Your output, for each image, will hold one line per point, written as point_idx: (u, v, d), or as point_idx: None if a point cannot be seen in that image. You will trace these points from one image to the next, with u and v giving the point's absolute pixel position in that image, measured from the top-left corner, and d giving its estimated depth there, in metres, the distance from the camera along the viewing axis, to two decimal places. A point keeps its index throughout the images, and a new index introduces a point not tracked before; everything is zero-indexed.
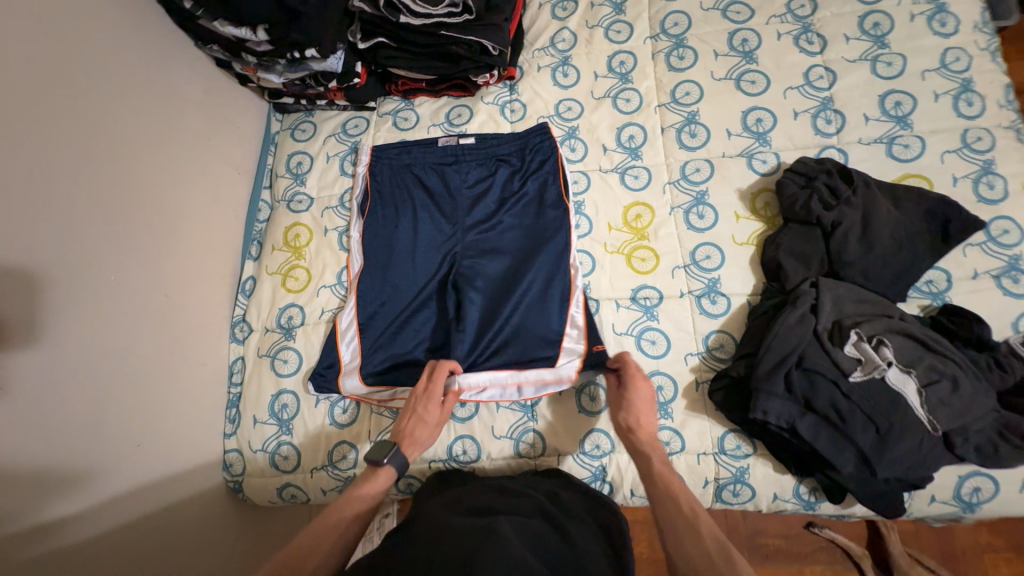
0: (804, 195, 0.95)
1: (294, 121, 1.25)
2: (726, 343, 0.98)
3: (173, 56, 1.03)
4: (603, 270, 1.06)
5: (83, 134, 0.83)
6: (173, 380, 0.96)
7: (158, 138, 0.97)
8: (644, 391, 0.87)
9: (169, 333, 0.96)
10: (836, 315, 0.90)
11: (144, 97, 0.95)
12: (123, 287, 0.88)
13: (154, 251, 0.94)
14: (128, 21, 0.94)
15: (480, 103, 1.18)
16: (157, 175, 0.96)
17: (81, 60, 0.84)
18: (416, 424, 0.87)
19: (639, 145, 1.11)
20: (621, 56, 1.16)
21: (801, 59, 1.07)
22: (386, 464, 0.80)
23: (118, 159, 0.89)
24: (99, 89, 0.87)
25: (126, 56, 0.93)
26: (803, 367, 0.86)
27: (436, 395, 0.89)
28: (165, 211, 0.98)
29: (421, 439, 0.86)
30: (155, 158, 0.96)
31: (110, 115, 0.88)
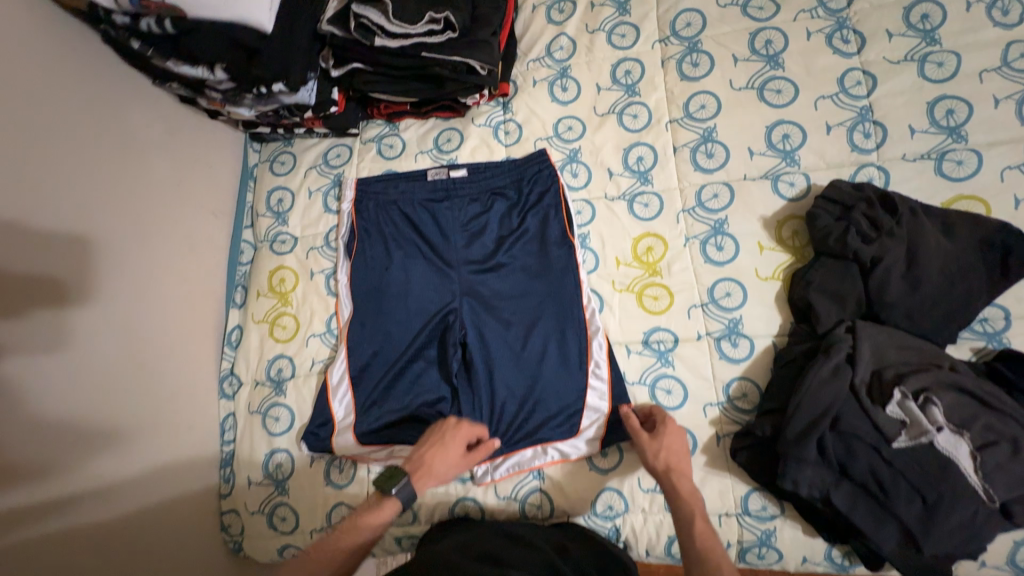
0: (839, 228, 0.84)
1: (272, 151, 1.16)
2: (749, 391, 0.89)
3: (131, 98, 0.93)
4: (612, 311, 0.97)
5: (33, 204, 0.76)
6: (159, 450, 0.92)
7: (121, 193, 0.89)
8: (675, 433, 0.83)
9: (148, 403, 0.91)
10: (875, 364, 0.80)
11: (102, 150, 0.87)
12: (93, 364, 0.82)
13: (126, 318, 0.88)
14: (76, 65, 0.84)
15: (471, 125, 1.07)
16: (123, 236, 0.89)
17: (24, 119, 0.75)
18: (437, 451, 0.84)
19: (648, 168, 0.99)
20: (627, 64, 1.03)
21: (835, 61, 0.93)
22: (393, 498, 0.77)
23: (76, 226, 0.81)
24: (48, 149, 0.78)
25: (77, 105, 0.84)
26: (838, 430, 0.76)
27: (465, 436, 0.86)
28: (135, 273, 0.90)
29: (434, 477, 0.82)
30: (119, 217, 0.88)
31: (62, 178, 0.80)
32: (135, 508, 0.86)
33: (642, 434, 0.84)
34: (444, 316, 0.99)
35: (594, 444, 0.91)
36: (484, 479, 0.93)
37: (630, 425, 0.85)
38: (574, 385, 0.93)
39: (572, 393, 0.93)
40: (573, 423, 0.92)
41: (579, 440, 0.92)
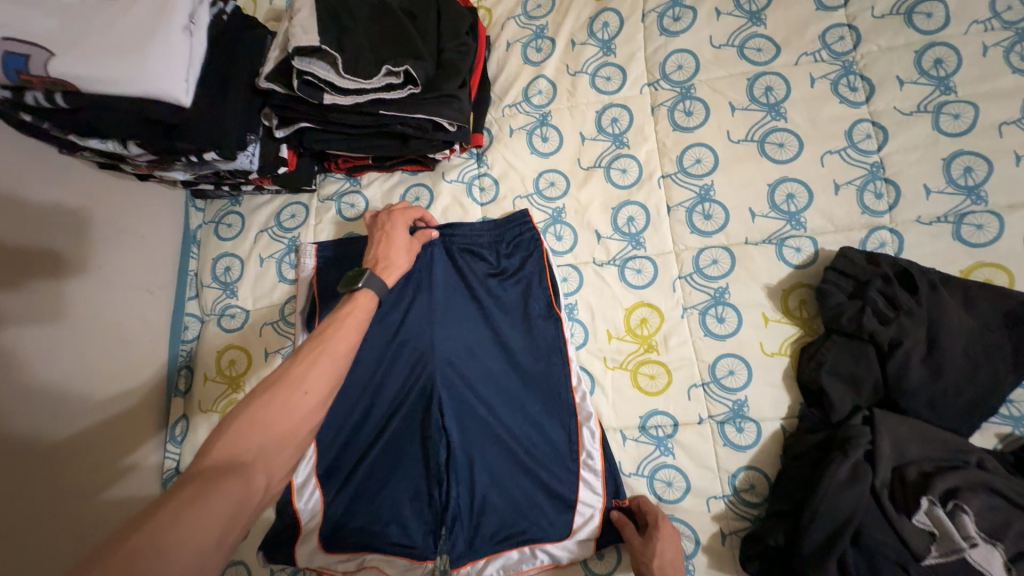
0: (853, 308, 0.76)
1: (217, 211, 1.02)
2: (757, 483, 0.81)
3: (33, 175, 0.80)
4: (604, 392, 0.87)
5: None
6: (73, 500, 0.78)
7: (26, 292, 0.76)
8: (666, 536, 0.74)
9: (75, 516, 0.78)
10: (896, 460, 0.72)
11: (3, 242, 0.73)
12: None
13: (42, 438, 0.75)
14: None
15: (442, 181, 0.96)
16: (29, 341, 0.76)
17: None
18: (387, 246, 0.83)
19: (640, 230, 0.89)
20: (613, 111, 0.93)
21: (842, 112, 0.84)
22: (363, 290, 0.72)
23: None
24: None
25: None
26: (858, 542, 0.69)
27: (401, 220, 0.86)
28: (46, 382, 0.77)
29: (396, 261, 0.81)
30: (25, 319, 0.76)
31: None
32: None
33: (635, 541, 0.76)
34: (417, 399, 0.88)
35: (590, 546, 0.82)
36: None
37: (622, 533, 0.77)
38: (566, 484, 0.83)
39: (562, 494, 0.83)
40: (564, 524, 0.82)
41: (573, 542, 0.82)
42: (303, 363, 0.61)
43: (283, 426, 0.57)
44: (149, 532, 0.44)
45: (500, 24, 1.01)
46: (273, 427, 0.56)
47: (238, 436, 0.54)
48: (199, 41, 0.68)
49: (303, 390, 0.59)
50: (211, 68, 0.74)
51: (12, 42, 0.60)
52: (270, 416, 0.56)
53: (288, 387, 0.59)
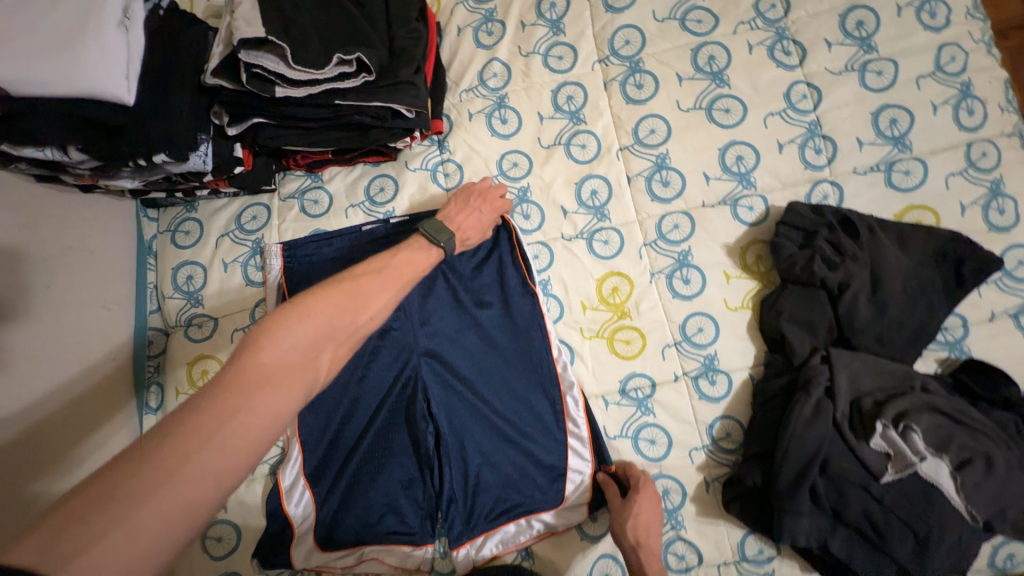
0: (804, 256, 0.81)
1: (172, 219, 0.98)
2: (733, 431, 0.86)
3: None
4: (584, 361, 0.90)
5: None
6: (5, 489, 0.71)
7: None
8: (649, 505, 0.79)
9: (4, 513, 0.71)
10: (853, 393, 0.78)
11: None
12: None
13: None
14: None
15: (405, 170, 0.95)
16: None
17: None
18: (470, 217, 0.85)
19: (604, 202, 0.92)
20: (568, 89, 0.95)
21: (780, 75, 0.90)
22: (442, 250, 0.75)
23: None
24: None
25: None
26: (827, 473, 0.74)
27: (490, 202, 0.87)
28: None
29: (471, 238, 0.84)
30: None
31: None
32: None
33: (615, 499, 0.81)
34: (401, 387, 0.88)
35: (582, 512, 0.85)
36: (466, 566, 0.85)
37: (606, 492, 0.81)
38: (556, 452, 0.86)
39: (552, 463, 0.86)
40: (557, 491, 0.85)
41: (565, 509, 0.85)
42: (368, 285, 0.63)
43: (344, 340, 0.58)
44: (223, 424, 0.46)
45: (449, 10, 1.01)
46: (335, 341, 0.57)
47: (308, 341, 0.55)
48: (137, 36, 0.65)
49: (367, 313, 0.61)
50: (150, 67, 0.71)
51: None
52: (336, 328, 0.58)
53: (354, 304, 0.60)
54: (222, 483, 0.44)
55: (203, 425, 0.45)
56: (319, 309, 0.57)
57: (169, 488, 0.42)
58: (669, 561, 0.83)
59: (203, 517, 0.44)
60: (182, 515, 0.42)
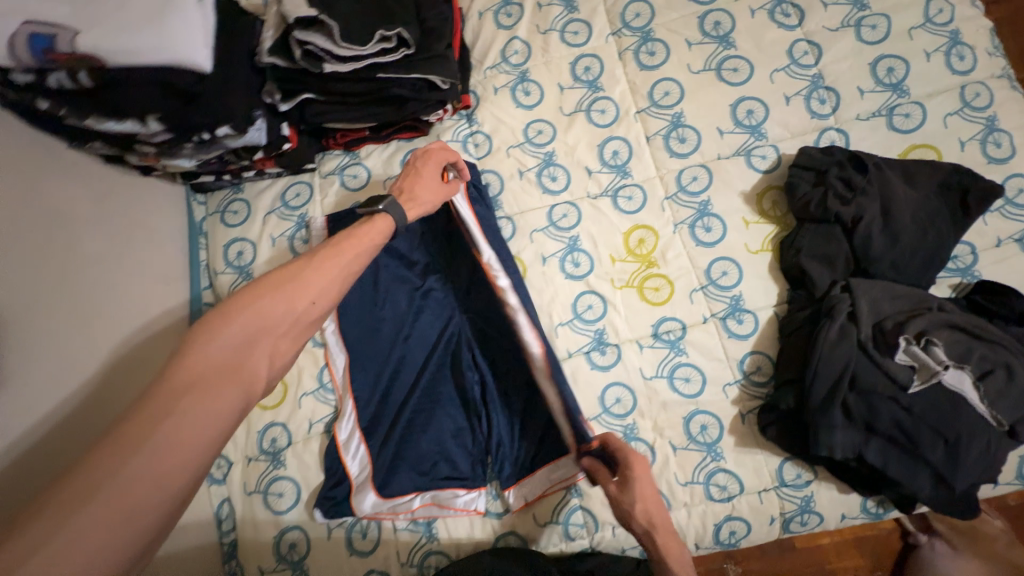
0: (818, 194, 0.87)
1: (220, 201, 1.04)
2: (763, 364, 0.91)
3: (59, 171, 0.81)
4: (617, 310, 0.95)
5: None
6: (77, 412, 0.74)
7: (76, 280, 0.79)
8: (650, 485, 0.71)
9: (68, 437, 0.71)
10: (875, 317, 0.83)
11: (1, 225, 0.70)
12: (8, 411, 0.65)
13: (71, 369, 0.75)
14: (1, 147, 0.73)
15: (438, 142, 1.02)
16: (76, 317, 0.78)
17: None
18: (415, 180, 0.85)
19: (625, 161, 0.99)
20: (585, 61, 1.03)
21: (782, 35, 0.97)
22: (384, 213, 0.78)
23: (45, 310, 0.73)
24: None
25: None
26: (857, 388, 0.79)
27: (434, 160, 0.88)
28: (42, 368, 0.71)
29: (422, 200, 0.84)
30: (70, 299, 0.78)
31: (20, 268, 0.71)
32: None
33: (614, 484, 0.73)
34: (445, 341, 0.95)
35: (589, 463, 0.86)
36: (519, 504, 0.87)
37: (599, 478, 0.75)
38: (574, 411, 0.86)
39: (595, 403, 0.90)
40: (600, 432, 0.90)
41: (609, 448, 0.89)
42: (304, 274, 0.66)
43: (286, 326, 0.62)
44: (162, 427, 0.48)
45: None
46: (274, 334, 0.61)
47: (234, 344, 0.57)
48: (210, 17, 0.75)
49: (307, 300, 0.65)
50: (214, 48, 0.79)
51: (37, 24, 0.64)
52: (276, 317, 0.61)
53: (293, 294, 0.64)
54: (160, 490, 0.46)
55: (138, 432, 0.47)
56: (246, 308, 0.60)
57: (101, 498, 0.44)
58: (712, 492, 0.87)
59: (151, 519, 0.46)
60: (124, 521, 0.44)
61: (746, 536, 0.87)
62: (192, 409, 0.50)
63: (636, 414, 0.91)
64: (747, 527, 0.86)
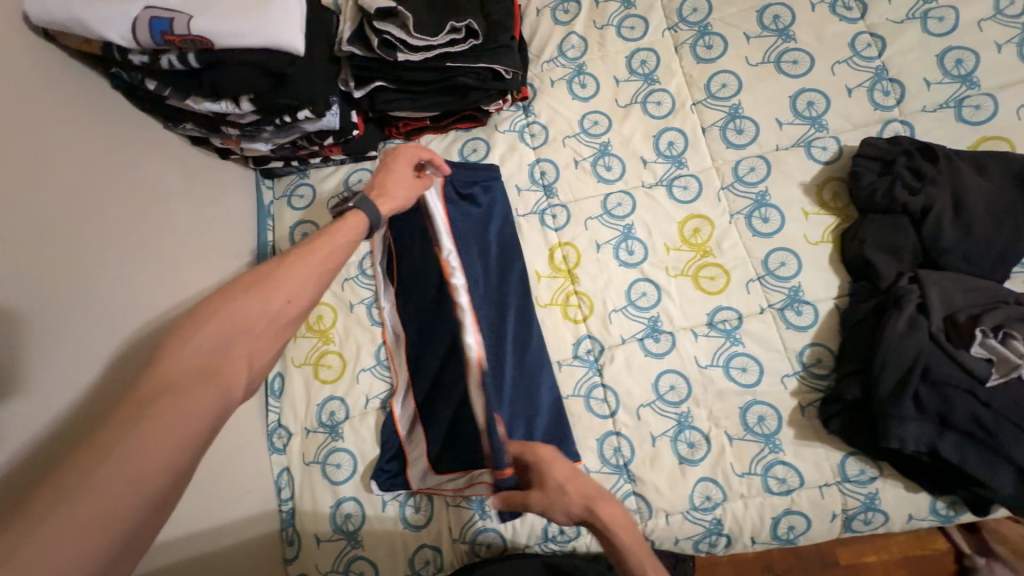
0: (885, 183, 0.86)
1: (287, 186, 1.10)
2: (824, 357, 0.89)
3: (151, 148, 0.87)
4: (671, 298, 0.95)
5: (91, 261, 0.71)
6: None
7: (160, 251, 0.83)
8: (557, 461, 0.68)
9: None
10: (946, 310, 0.80)
11: (96, 186, 0.75)
12: (105, 369, 0.69)
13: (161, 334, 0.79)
14: (100, 122, 0.79)
15: (495, 132, 1.05)
16: (163, 287, 0.82)
17: (76, 173, 0.72)
18: (387, 177, 0.85)
19: (681, 151, 1.00)
20: (641, 54, 1.05)
21: (843, 28, 0.97)
22: (355, 211, 0.79)
23: (134, 278, 0.77)
24: (27, 181, 0.65)
25: (66, 132, 0.72)
26: (929, 380, 0.76)
27: (404, 156, 0.88)
28: (133, 331, 0.75)
29: (396, 194, 0.85)
30: (157, 270, 0.82)
31: (112, 236, 0.75)
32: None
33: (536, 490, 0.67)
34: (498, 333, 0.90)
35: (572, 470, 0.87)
36: None
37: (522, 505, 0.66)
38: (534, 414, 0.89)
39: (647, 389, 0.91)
40: (654, 417, 0.90)
41: (663, 435, 0.89)
42: (278, 273, 0.66)
43: (265, 324, 0.62)
44: (137, 428, 0.45)
45: None
46: (249, 334, 0.60)
47: (210, 346, 0.55)
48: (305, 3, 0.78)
49: (284, 296, 0.64)
50: None
51: (156, 10, 0.71)
52: (254, 314, 0.61)
53: (268, 293, 0.63)
54: (135, 491, 0.43)
55: (105, 439, 0.44)
56: (219, 308, 0.58)
57: (69, 503, 0.40)
58: (770, 484, 0.85)
59: (127, 525, 0.42)
60: (96, 528, 0.41)
61: (806, 531, 0.84)
62: (166, 412, 0.47)
63: (691, 402, 0.90)
64: (807, 522, 0.84)
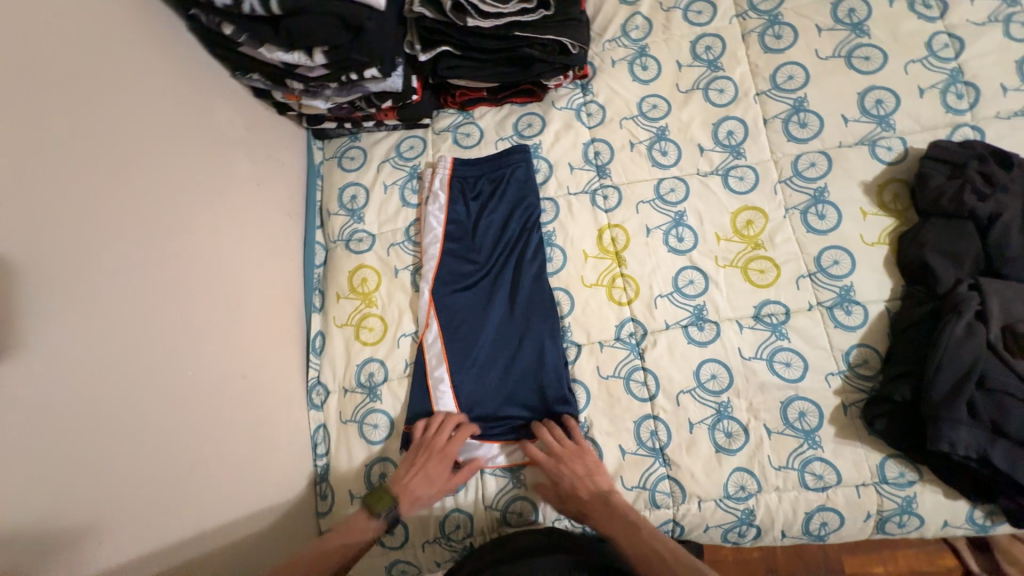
0: (954, 186, 0.85)
1: (338, 148, 1.10)
2: (870, 358, 0.88)
3: (216, 93, 0.89)
4: (718, 288, 0.94)
5: (158, 191, 0.74)
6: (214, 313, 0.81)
7: (219, 196, 0.86)
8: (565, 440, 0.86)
9: (212, 334, 0.79)
10: (1005, 319, 0.79)
11: (172, 129, 0.79)
12: (163, 296, 0.72)
13: (215, 273, 0.82)
14: (172, 62, 0.81)
15: (552, 109, 1.05)
16: (220, 228, 0.85)
17: (146, 108, 0.74)
18: (417, 477, 0.83)
19: (740, 141, 0.98)
20: (707, 40, 1.03)
21: (920, 26, 0.96)
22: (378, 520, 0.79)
23: (195, 214, 0.80)
24: (109, 109, 0.68)
25: (149, 75, 0.76)
26: (986, 387, 0.76)
27: (443, 451, 0.84)
28: (191, 265, 0.78)
29: (423, 494, 0.83)
30: (214, 212, 0.84)
31: (175, 171, 0.78)
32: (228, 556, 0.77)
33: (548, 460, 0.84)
34: (517, 314, 0.94)
35: None
36: None
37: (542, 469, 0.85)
38: (534, 400, 0.91)
39: (688, 377, 0.91)
40: (693, 405, 0.89)
41: (701, 422, 0.89)
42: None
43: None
44: None
45: None
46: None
47: None
48: None
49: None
50: None
51: None
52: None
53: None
54: None
55: None
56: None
57: None
58: (806, 480, 0.85)
59: None
60: None
61: (837, 529, 0.84)
62: None
63: (731, 392, 0.90)
64: (840, 520, 0.84)
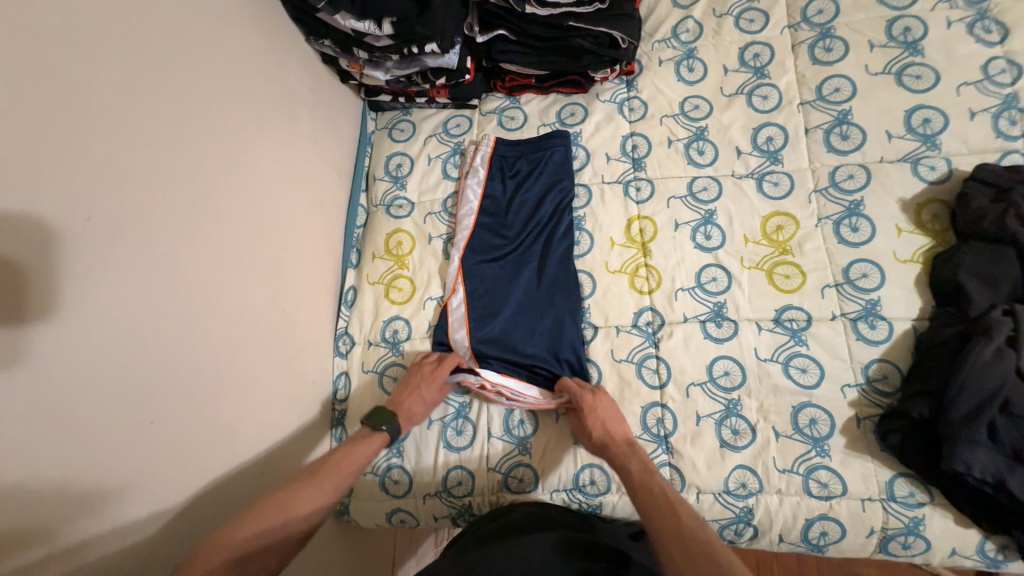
0: (996, 210, 0.83)
1: (390, 120, 1.18)
2: (891, 374, 0.87)
3: (288, 54, 0.98)
4: (741, 288, 0.95)
5: (225, 131, 0.82)
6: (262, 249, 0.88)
7: (279, 145, 0.94)
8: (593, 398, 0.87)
9: (258, 267, 0.87)
10: None
11: (246, 79, 0.87)
12: (222, 224, 0.80)
13: (267, 213, 0.90)
14: (254, 21, 0.90)
15: (596, 101, 1.09)
16: (276, 174, 0.93)
17: (224, 58, 0.83)
18: (414, 397, 0.89)
19: (779, 148, 1.00)
20: (756, 47, 1.05)
21: (978, 50, 0.95)
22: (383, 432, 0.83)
23: (255, 157, 0.88)
24: (188, 54, 0.77)
25: (230, 30, 0.85)
26: (1009, 412, 0.74)
27: (441, 376, 0.91)
28: (248, 202, 0.85)
29: (418, 414, 0.88)
30: (272, 158, 0.92)
31: (243, 117, 0.86)
32: (249, 473, 0.82)
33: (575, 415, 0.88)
34: (540, 287, 0.98)
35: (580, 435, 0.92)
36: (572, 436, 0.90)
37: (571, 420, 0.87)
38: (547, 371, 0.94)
39: (700, 371, 0.92)
40: (703, 398, 0.90)
41: (709, 416, 0.89)
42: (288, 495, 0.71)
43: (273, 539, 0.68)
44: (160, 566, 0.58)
45: None
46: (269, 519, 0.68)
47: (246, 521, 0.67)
48: None
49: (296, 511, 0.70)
50: None
51: None
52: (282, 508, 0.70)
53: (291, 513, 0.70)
54: None
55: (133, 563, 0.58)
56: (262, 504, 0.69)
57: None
58: (810, 486, 0.84)
59: None
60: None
61: (838, 541, 0.83)
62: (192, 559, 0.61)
63: (743, 391, 0.90)
64: (841, 532, 0.83)
